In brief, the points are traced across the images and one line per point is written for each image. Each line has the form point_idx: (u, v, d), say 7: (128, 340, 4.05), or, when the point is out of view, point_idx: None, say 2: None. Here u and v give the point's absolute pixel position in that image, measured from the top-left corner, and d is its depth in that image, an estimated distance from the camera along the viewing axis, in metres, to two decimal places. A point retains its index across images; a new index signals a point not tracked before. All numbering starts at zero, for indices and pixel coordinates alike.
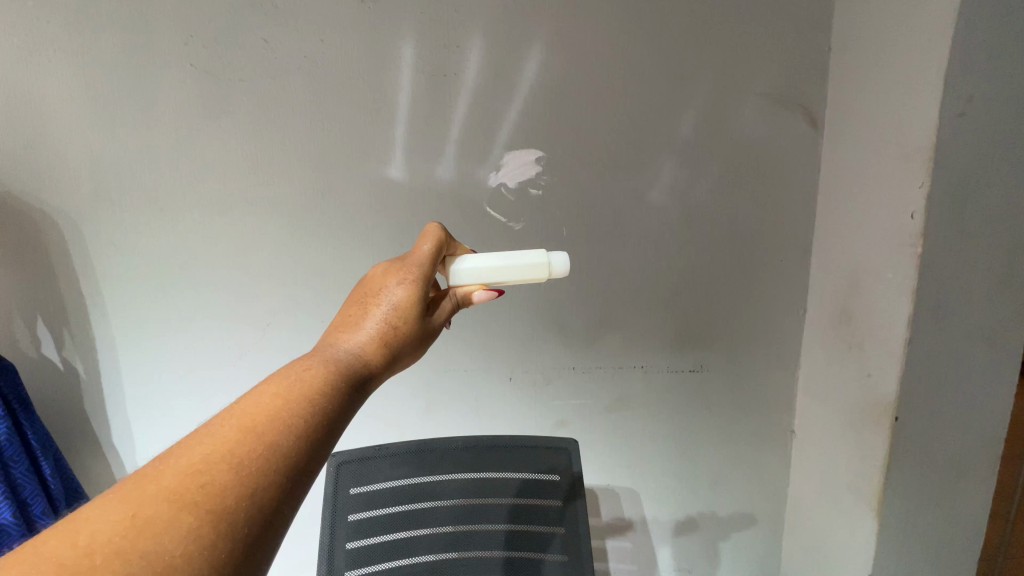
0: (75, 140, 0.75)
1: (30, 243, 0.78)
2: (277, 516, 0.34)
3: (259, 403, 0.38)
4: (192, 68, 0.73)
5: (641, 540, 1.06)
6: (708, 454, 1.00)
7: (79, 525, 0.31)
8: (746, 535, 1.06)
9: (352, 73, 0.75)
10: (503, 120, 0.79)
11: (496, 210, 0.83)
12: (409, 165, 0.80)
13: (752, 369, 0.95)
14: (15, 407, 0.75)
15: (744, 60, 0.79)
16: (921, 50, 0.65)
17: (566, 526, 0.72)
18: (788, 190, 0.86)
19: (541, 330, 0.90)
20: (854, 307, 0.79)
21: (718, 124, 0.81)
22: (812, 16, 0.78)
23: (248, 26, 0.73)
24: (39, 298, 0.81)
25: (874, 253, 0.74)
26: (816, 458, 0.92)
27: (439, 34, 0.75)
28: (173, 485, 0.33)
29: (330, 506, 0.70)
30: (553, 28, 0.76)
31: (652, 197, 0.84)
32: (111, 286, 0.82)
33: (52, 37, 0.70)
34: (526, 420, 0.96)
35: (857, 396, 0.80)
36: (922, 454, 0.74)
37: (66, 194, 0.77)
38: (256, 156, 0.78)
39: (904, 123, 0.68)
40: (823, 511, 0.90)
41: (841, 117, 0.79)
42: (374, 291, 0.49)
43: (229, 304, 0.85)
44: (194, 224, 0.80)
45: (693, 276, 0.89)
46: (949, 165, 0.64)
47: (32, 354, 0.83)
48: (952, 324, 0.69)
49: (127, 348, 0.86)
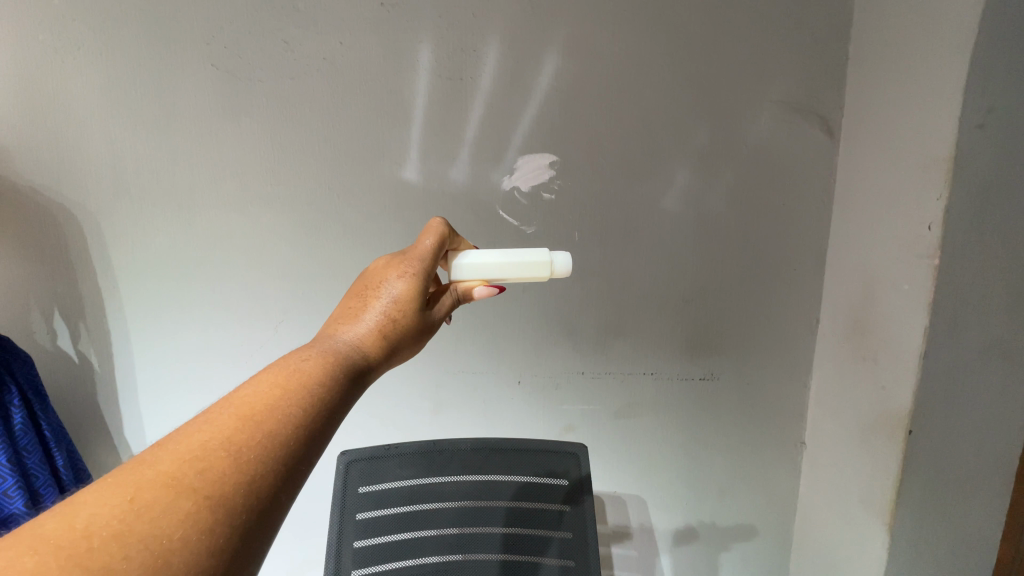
0: (95, 133, 0.77)
1: (51, 236, 0.80)
2: (275, 503, 0.35)
3: (258, 392, 0.39)
4: (213, 68, 0.75)
5: (646, 548, 1.04)
6: (716, 465, 0.99)
7: (77, 507, 0.31)
8: (752, 548, 1.04)
9: (369, 76, 0.77)
10: (517, 124, 0.79)
11: (509, 214, 0.83)
12: (423, 167, 0.81)
13: (764, 380, 0.94)
14: (30, 397, 0.77)
15: (759, 68, 0.78)
16: (941, 61, 0.64)
17: (572, 531, 0.71)
18: (804, 198, 0.84)
19: (550, 333, 0.90)
20: (870, 320, 0.77)
21: (731, 133, 0.80)
22: (833, 25, 0.77)
23: (268, 27, 0.74)
24: (59, 291, 0.83)
25: (890, 266, 0.73)
26: (827, 473, 0.90)
27: (455, 38, 0.76)
28: (172, 470, 0.33)
29: (339, 505, 0.70)
30: (569, 33, 0.76)
31: (664, 203, 0.83)
32: (128, 279, 0.84)
33: (76, 34, 0.73)
34: (533, 423, 0.95)
35: (871, 410, 0.78)
36: (937, 472, 0.72)
37: (87, 188, 0.79)
38: (272, 156, 0.79)
39: (922, 134, 0.67)
40: (834, 525, 0.88)
41: (859, 125, 0.78)
42: (375, 284, 0.49)
43: (241, 298, 0.86)
44: (210, 219, 0.82)
45: (706, 283, 0.88)
46: (967, 179, 0.63)
47: (51, 345, 0.85)
48: (971, 339, 0.67)
49: (142, 342, 0.87)
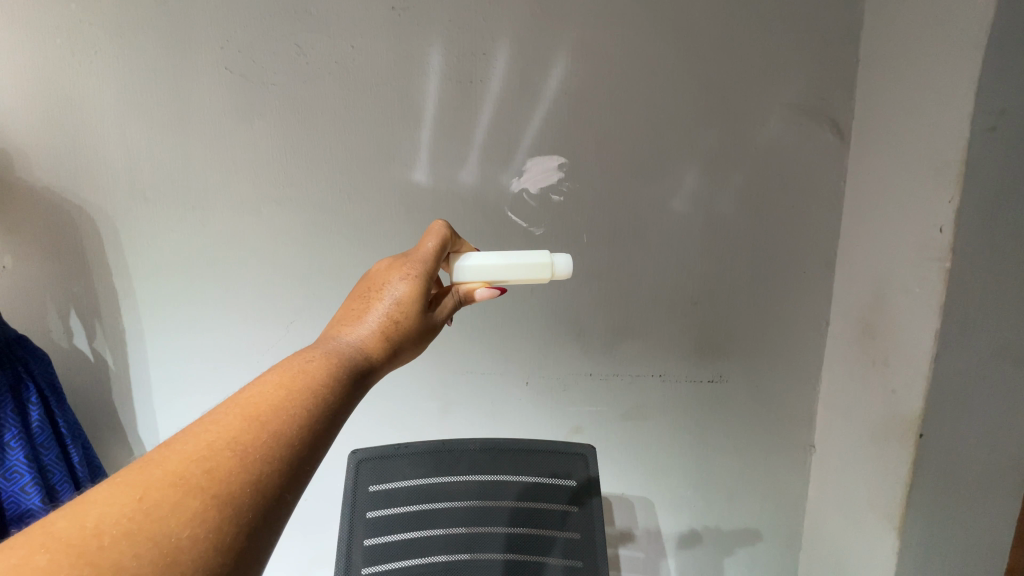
0: (110, 135, 0.79)
1: (67, 237, 0.83)
2: (280, 502, 0.36)
3: (263, 393, 0.40)
4: (226, 72, 0.77)
5: (654, 550, 1.03)
6: (725, 467, 0.98)
7: (88, 506, 0.31)
8: (760, 553, 1.03)
9: (379, 79, 0.77)
10: (525, 126, 0.80)
11: (519, 215, 0.83)
12: (432, 169, 0.81)
13: (774, 384, 0.93)
14: (48, 395, 0.79)
15: (770, 69, 0.78)
16: (954, 62, 0.63)
17: (580, 532, 0.71)
18: (815, 199, 0.83)
19: (558, 335, 0.90)
20: (881, 322, 0.76)
21: (741, 134, 0.80)
22: (845, 25, 0.76)
23: (282, 32, 0.76)
24: (75, 291, 0.85)
25: (900, 268, 0.72)
26: (837, 478, 0.89)
27: (464, 40, 0.76)
28: (178, 470, 0.34)
29: (350, 503, 0.71)
30: (577, 36, 0.76)
31: (673, 205, 0.83)
32: (144, 279, 0.86)
33: (94, 38, 0.75)
34: (540, 424, 0.95)
35: (881, 413, 0.77)
36: (947, 476, 0.71)
37: (103, 189, 0.81)
38: (284, 159, 0.81)
39: (933, 136, 0.66)
40: (844, 529, 0.87)
41: (870, 126, 0.77)
42: (378, 285, 0.50)
43: (252, 297, 0.88)
44: (223, 220, 0.83)
45: (715, 284, 0.87)
46: (979, 182, 0.62)
47: (66, 344, 0.88)
48: (983, 342, 0.66)
49: (156, 342, 0.89)
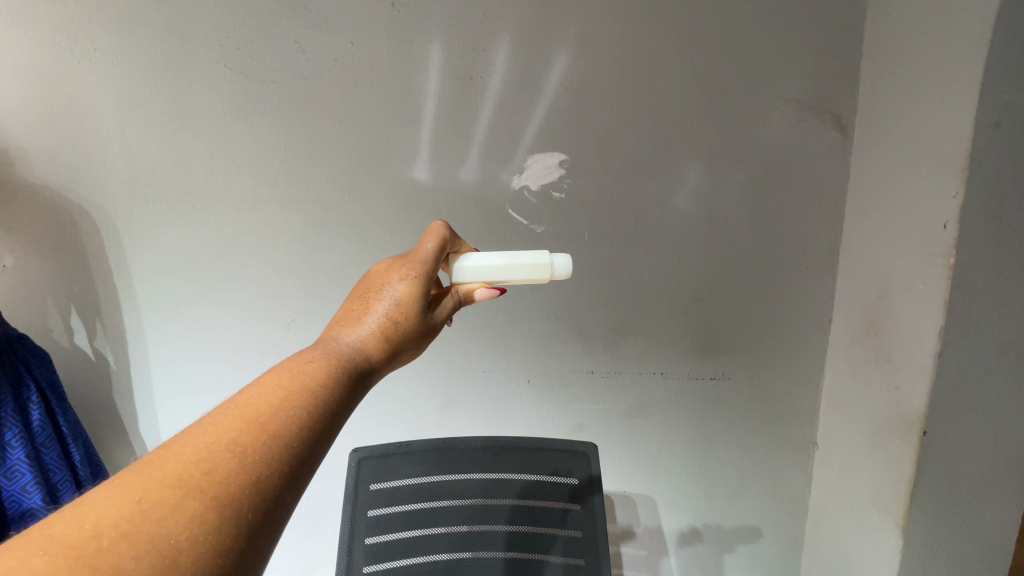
0: (110, 134, 0.79)
1: (67, 236, 0.83)
2: (279, 503, 0.36)
3: (262, 394, 0.40)
4: (226, 69, 0.77)
5: (656, 547, 1.03)
6: (727, 464, 0.98)
7: (86, 508, 0.31)
8: (763, 549, 1.03)
9: (379, 76, 0.77)
10: (526, 123, 0.79)
11: (519, 212, 0.83)
12: (433, 167, 0.81)
13: (776, 381, 0.93)
14: (49, 394, 0.79)
15: (772, 64, 0.77)
16: (959, 57, 0.62)
17: (582, 530, 0.71)
18: (818, 196, 0.83)
19: (559, 332, 0.90)
20: (884, 319, 0.76)
21: (743, 131, 0.79)
22: (848, 18, 0.75)
23: (281, 29, 0.75)
24: (75, 289, 0.85)
25: (904, 265, 0.71)
26: (840, 475, 0.88)
27: (464, 37, 0.76)
28: (178, 472, 0.34)
29: (351, 501, 0.71)
30: (578, 32, 0.76)
31: (675, 203, 0.83)
32: (145, 278, 0.86)
33: (93, 37, 0.75)
34: (542, 422, 0.95)
35: (884, 411, 0.76)
36: (950, 474, 0.71)
37: (103, 188, 0.81)
38: (284, 157, 0.81)
39: (937, 131, 0.65)
40: (846, 526, 0.87)
41: (873, 122, 0.76)
42: (377, 286, 0.50)
43: (254, 296, 0.88)
44: (224, 219, 0.83)
45: (717, 282, 0.87)
46: (983, 178, 0.62)
47: (67, 344, 0.88)
48: (987, 339, 0.66)
49: (158, 341, 0.90)
